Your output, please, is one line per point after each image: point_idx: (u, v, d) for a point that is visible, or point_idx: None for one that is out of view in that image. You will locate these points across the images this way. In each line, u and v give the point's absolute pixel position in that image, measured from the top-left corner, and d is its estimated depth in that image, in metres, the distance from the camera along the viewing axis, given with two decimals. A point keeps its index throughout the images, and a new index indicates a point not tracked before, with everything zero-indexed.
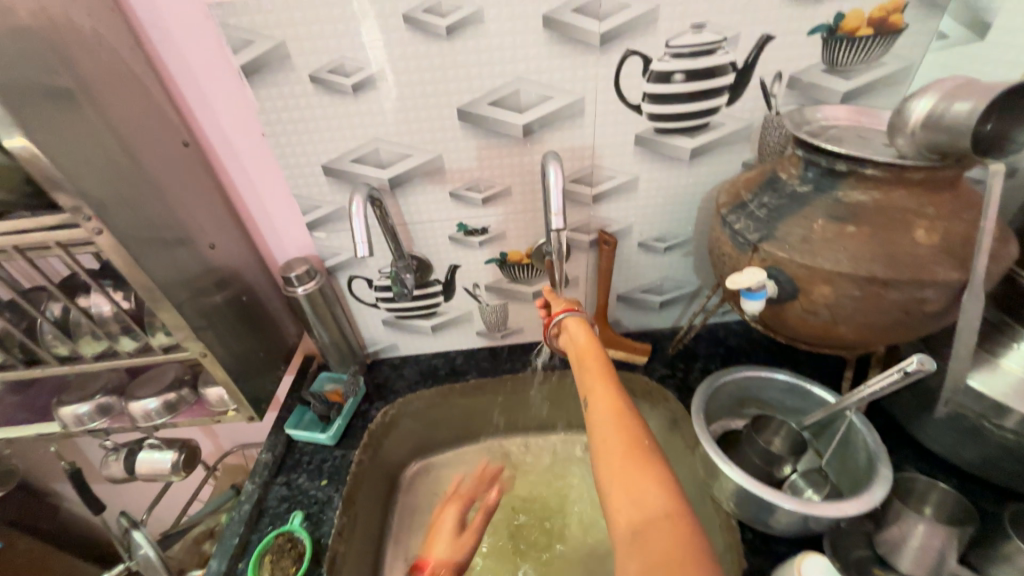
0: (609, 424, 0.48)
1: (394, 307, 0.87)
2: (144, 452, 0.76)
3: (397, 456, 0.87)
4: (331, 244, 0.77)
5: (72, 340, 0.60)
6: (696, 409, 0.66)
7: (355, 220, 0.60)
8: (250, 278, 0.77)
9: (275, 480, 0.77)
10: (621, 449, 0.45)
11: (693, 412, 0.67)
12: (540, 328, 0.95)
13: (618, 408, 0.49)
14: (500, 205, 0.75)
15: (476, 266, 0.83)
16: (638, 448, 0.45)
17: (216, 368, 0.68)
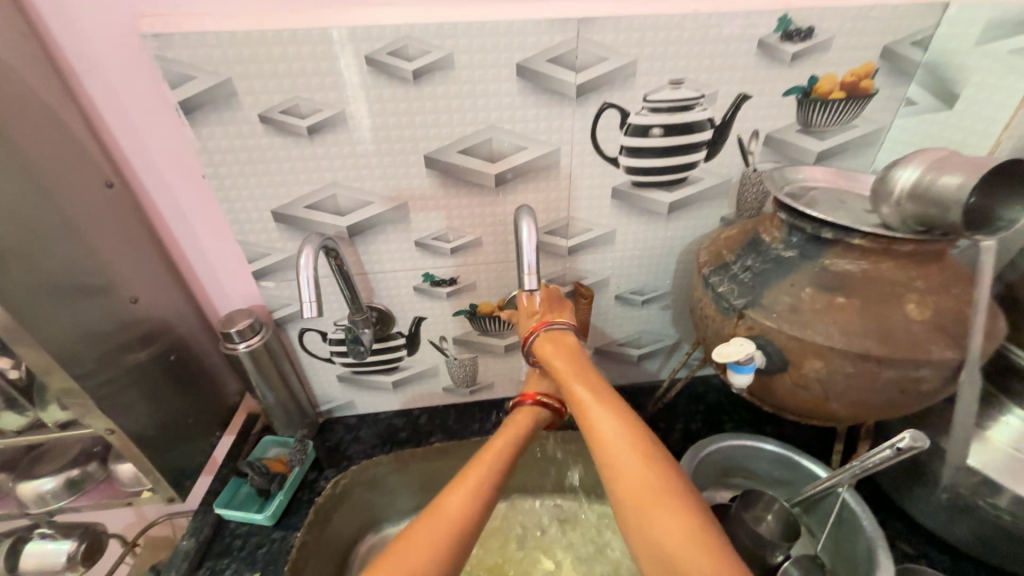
0: (626, 450, 0.44)
1: (351, 363, 0.79)
2: (34, 542, 0.63)
3: (348, 532, 0.76)
4: (280, 295, 0.69)
5: None
6: None
7: (302, 275, 0.53)
8: (183, 332, 0.68)
9: (196, 573, 0.65)
10: (637, 480, 0.41)
11: None
12: (512, 382, 0.88)
13: (633, 435, 0.45)
14: (469, 256, 0.70)
15: (443, 318, 0.77)
16: (653, 475, 0.42)
17: (127, 444, 0.58)
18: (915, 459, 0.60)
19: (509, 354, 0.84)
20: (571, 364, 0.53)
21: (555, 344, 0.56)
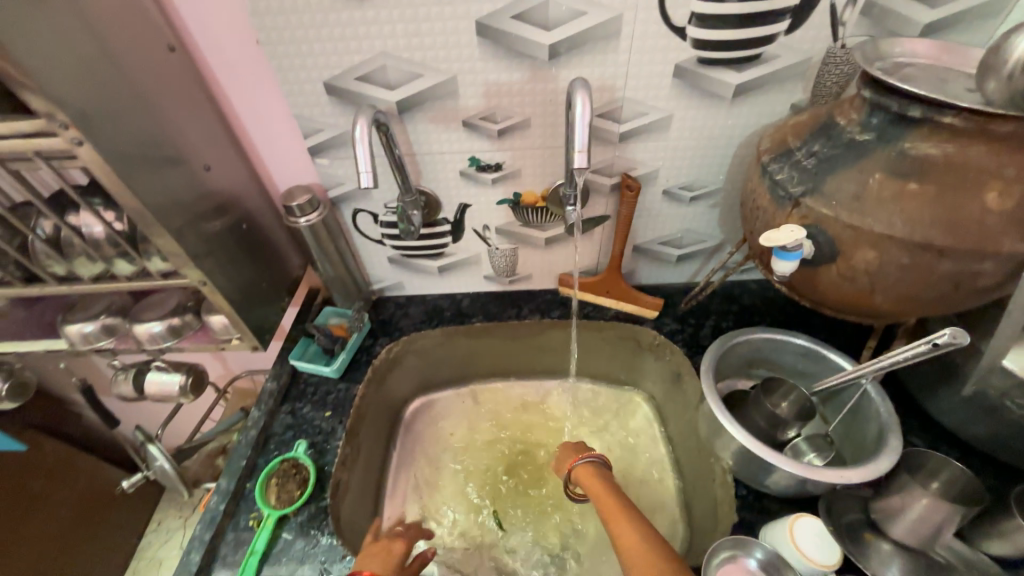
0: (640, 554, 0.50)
1: (400, 245, 0.84)
2: (152, 373, 0.77)
3: (401, 392, 0.90)
4: (334, 173, 0.72)
5: (67, 259, 0.59)
6: (706, 367, 0.65)
7: (358, 145, 0.55)
8: (250, 205, 0.73)
9: (280, 408, 0.77)
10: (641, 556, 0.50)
11: (702, 370, 0.65)
12: (550, 275, 0.92)
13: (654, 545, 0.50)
14: (516, 140, 0.69)
15: (488, 205, 0.78)
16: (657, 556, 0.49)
17: (218, 297, 0.67)
18: (950, 360, 0.61)
19: (549, 246, 0.85)
20: (609, 492, 0.61)
21: (597, 476, 0.65)
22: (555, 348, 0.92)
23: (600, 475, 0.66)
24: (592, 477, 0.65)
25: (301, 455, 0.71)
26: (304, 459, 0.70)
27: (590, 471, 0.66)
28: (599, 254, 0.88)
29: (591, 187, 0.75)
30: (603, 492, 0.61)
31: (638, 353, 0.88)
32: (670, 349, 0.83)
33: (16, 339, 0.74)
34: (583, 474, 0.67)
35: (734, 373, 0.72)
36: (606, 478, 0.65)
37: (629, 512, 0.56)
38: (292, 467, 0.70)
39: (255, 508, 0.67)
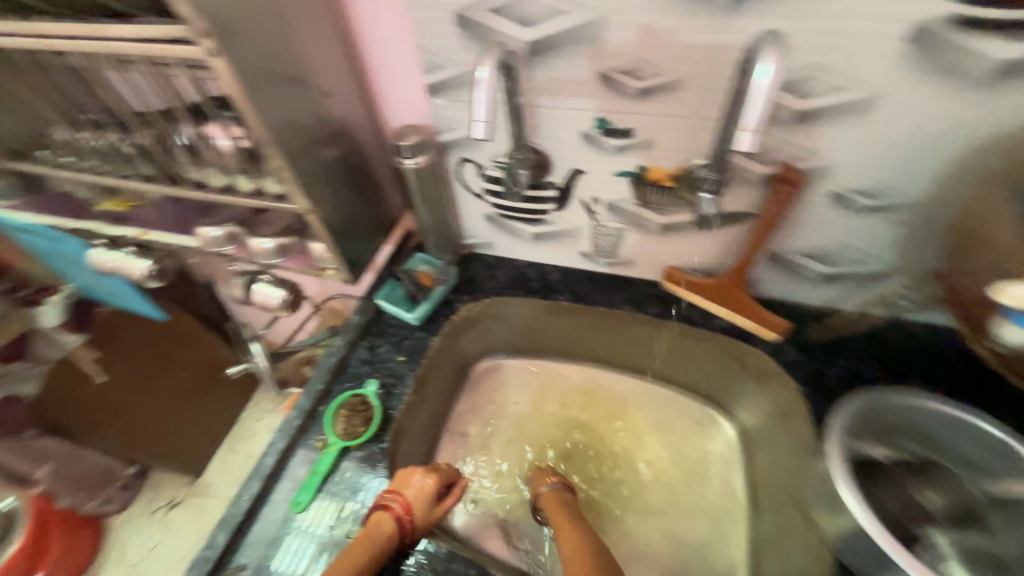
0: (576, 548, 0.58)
1: (500, 204, 0.79)
2: (260, 284, 0.83)
3: (472, 350, 0.88)
4: (447, 116, 0.68)
5: (200, 167, 0.62)
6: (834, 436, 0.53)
7: (480, 90, 0.48)
8: (362, 137, 0.72)
9: (360, 342, 0.80)
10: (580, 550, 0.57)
11: (828, 437, 0.53)
12: (654, 265, 0.81)
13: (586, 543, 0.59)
14: (657, 103, 0.57)
15: (604, 177, 0.68)
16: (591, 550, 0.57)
17: (321, 227, 0.68)
18: None
19: (662, 234, 0.74)
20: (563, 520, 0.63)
21: (554, 496, 0.67)
22: (640, 346, 0.83)
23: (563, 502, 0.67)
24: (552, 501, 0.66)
25: (370, 394, 0.73)
26: (372, 399, 0.72)
27: (553, 498, 0.67)
28: (721, 253, 0.75)
29: (736, 173, 0.62)
30: (560, 521, 0.63)
31: (737, 374, 0.77)
32: (782, 381, 0.70)
33: (162, 230, 0.84)
34: (545, 500, 0.67)
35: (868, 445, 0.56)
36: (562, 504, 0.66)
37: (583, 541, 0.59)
38: (361, 404, 0.73)
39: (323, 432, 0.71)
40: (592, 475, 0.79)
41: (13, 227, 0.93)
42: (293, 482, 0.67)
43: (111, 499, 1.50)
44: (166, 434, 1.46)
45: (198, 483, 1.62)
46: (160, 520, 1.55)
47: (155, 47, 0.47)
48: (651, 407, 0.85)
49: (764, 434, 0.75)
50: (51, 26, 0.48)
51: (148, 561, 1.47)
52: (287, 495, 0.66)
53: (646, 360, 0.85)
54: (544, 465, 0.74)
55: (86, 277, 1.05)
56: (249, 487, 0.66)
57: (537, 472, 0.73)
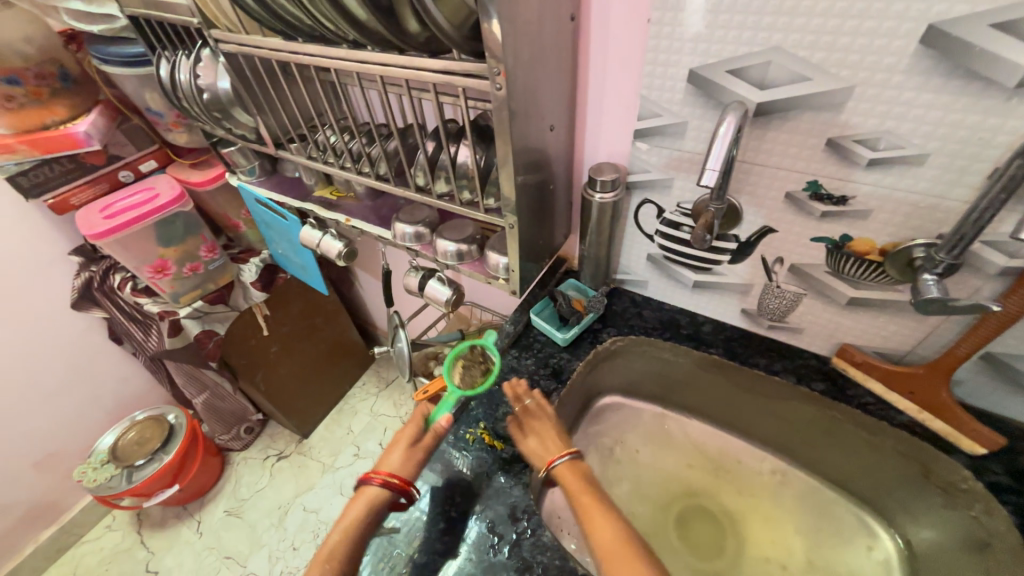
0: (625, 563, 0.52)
1: (669, 246, 0.80)
2: (432, 280, 0.93)
3: (605, 382, 0.91)
4: (646, 159, 0.72)
5: (432, 176, 0.72)
6: None
7: (717, 143, 0.52)
8: (559, 169, 0.79)
9: (509, 350, 0.85)
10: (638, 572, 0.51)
11: None
12: (826, 338, 0.76)
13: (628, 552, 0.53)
14: (889, 176, 0.56)
15: (798, 239, 0.67)
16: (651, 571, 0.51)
17: (513, 242, 0.74)
18: None
19: (848, 308, 0.70)
20: (588, 498, 0.59)
21: (571, 470, 0.63)
22: (790, 420, 0.80)
23: (578, 472, 0.63)
24: (570, 475, 0.62)
25: (488, 347, 0.83)
26: (489, 350, 0.82)
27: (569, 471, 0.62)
28: (916, 341, 0.68)
29: (967, 261, 0.57)
30: (584, 496, 0.60)
31: (916, 481, 0.69)
32: (983, 505, 0.61)
33: (364, 221, 0.99)
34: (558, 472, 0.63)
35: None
36: (580, 473, 0.63)
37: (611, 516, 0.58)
38: (478, 354, 0.83)
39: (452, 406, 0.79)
40: (715, 545, 0.78)
41: (252, 198, 1.17)
42: (443, 463, 0.71)
43: (236, 437, 1.74)
44: (296, 394, 1.71)
45: (305, 443, 1.80)
46: (269, 467, 1.74)
47: (455, 77, 0.55)
48: (784, 489, 0.82)
49: (934, 554, 0.67)
50: (368, 50, 0.60)
51: (254, 500, 1.65)
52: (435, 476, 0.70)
53: (793, 437, 0.81)
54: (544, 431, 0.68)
55: (284, 246, 1.26)
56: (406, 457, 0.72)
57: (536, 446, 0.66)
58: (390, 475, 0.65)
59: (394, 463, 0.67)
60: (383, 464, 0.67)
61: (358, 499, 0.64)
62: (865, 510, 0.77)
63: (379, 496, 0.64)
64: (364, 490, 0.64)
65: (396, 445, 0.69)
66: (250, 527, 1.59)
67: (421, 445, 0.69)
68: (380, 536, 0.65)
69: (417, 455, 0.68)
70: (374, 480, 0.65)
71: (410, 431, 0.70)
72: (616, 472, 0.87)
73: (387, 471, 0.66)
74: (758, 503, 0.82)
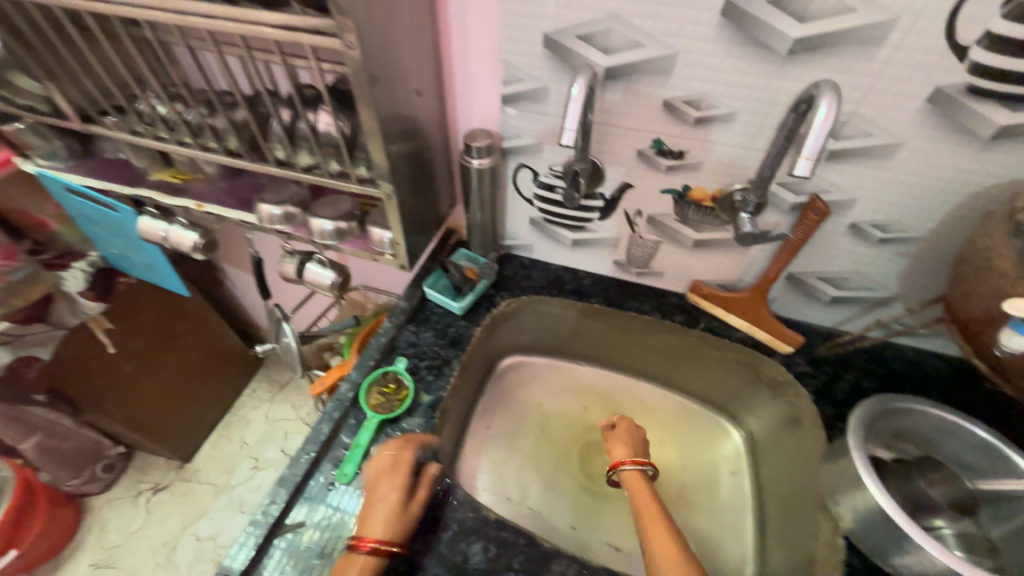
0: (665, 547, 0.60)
1: (547, 208, 0.86)
2: (311, 264, 0.86)
3: (503, 346, 0.96)
4: (516, 124, 0.75)
5: (294, 148, 0.66)
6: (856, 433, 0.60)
7: (572, 104, 0.56)
8: (433, 136, 0.78)
9: (407, 325, 0.83)
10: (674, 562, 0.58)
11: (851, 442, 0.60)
12: (682, 277, 0.89)
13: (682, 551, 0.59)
14: (710, 132, 0.66)
15: (651, 192, 0.76)
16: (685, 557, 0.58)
17: (393, 213, 0.72)
18: None
19: (694, 249, 0.82)
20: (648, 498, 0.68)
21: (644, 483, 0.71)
22: (661, 352, 0.92)
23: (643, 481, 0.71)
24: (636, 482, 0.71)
25: (401, 371, 0.75)
26: (402, 374, 0.74)
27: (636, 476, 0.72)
28: (743, 271, 0.84)
29: (770, 200, 0.71)
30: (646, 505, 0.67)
31: (752, 383, 0.86)
32: (794, 391, 0.79)
33: (220, 205, 0.87)
34: (630, 475, 0.72)
35: (876, 407, 0.62)
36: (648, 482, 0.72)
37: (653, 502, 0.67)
38: (393, 381, 0.74)
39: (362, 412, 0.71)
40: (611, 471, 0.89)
41: (61, 187, 0.94)
42: (345, 447, 0.68)
43: (92, 479, 1.43)
44: (167, 414, 1.46)
45: (188, 467, 1.57)
46: (144, 503, 1.49)
47: (300, 33, 0.51)
48: (660, 410, 0.96)
49: (769, 439, 0.84)
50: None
51: (130, 545, 1.41)
52: (334, 463, 0.66)
53: (664, 365, 0.95)
54: (629, 435, 0.77)
55: (118, 243, 1.05)
56: (309, 442, 0.67)
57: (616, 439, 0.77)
58: (383, 542, 0.55)
59: (384, 525, 0.56)
60: (367, 523, 0.56)
61: (343, 572, 0.53)
62: (722, 417, 0.94)
63: (371, 560, 0.54)
64: (353, 560, 0.54)
65: (380, 502, 0.57)
66: (131, 574, 1.36)
67: (415, 504, 0.58)
68: (284, 534, 0.61)
69: (408, 513, 0.58)
70: (362, 543, 0.54)
71: (399, 488, 0.58)
72: (521, 426, 0.94)
73: (378, 531, 0.55)
74: (642, 426, 0.95)
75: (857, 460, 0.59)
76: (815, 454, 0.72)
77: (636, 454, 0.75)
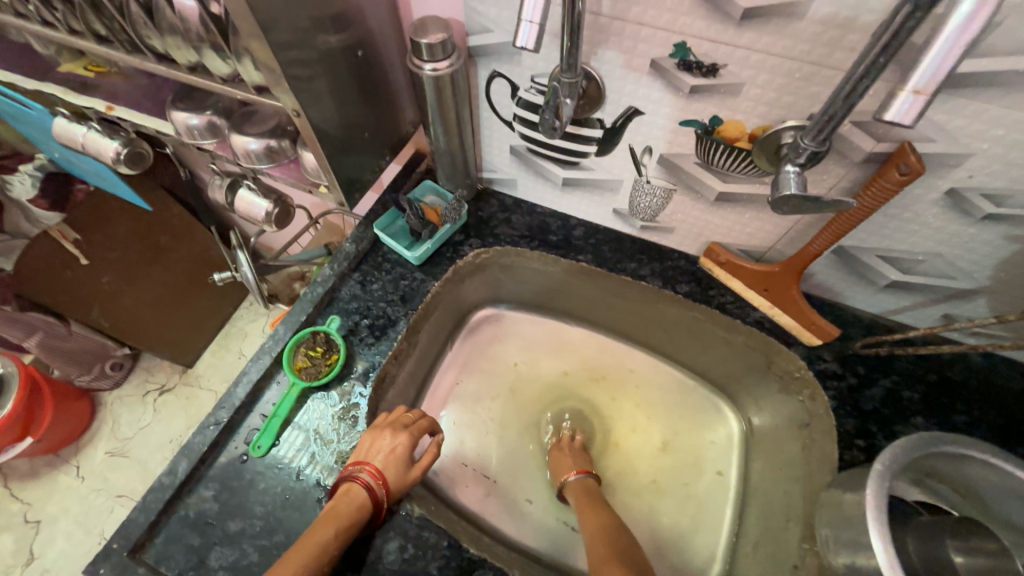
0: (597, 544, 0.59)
1: (530, 136, 0.66)
2: (244, 189, 0.73)
3: (473, 297, 0.82)
4: (484, 11, 0.54)
5: (159, 35, 0.49)
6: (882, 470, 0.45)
7: None
8: (376, 25, 0.58)
9: (351, 275, 0.70)
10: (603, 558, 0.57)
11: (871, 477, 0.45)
12: (696, 237, 0.70)
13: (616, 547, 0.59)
14: (762, 34, 0.44)
15: (666, 122, 0.55)
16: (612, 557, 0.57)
17: (310, 133, 0.56)
18: None
19: (716, 204, 0.63)
20: (598, 511, 0.65)
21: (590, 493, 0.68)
22: (659, 321, 0.77)
23: (589, 493, 0.68)
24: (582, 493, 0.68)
25: (333, 332, 0.64)
26: (335, 336, 0.64)
27: (581, 489, 0.68)
28: (777, 238, 0.64)
29: (835, 146, 0.49)
30: (591, 516, 0.64)
31: (763, 371, 0.70)
32: (811, 391, 0.64)
33: (132, 108, 0.71)
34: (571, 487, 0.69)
35: (914, 449, 0.46)
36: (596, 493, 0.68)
37: (599, 511, 0.65)
38: (324, 342, 0.64)
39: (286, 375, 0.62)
40: None
41: None
42: (262, 417, 0.60)
43: (101, 376, 1.49)
44: (163, 325, 1.45)
45: (190, 374, 1.61)
46: (151, 402, 1.57)
47: None
48: (651, 385, 0.81)
49: (771, 437, 0.71)
50: None
51: (139, 438, 1.52)
52: (250, 433, 0.59)
53: (662, 336, 0.79)
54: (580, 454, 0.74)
55: (56, 148, 0.93)
56: (223, 408, 0.59)
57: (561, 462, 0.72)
58: (380, 483, 0.52)
59: (389, 469, 0.53)
60: (370, 458, 0.53)
61: (342, 497, 0.51)
62: (722, 400, 0.79)
63: (367, 503, 0.51)
64: (351, 488, 0.51)
65: (388, 445, 0.55)
66: (140, 464, 1.48)
67: (419, 467, 0.56)
68: (186, 508, 0.55)
69: (410, 474, 0.55)
70: (361, 479, 0.51)
71: (407, 440, 0.56)
72: (489, 386, 0.81)
73: (377, 470, 0.52)
74: (627, 400, 0.80)
75: (867, 496, 0.44)
76: (822, 472, 0.59)
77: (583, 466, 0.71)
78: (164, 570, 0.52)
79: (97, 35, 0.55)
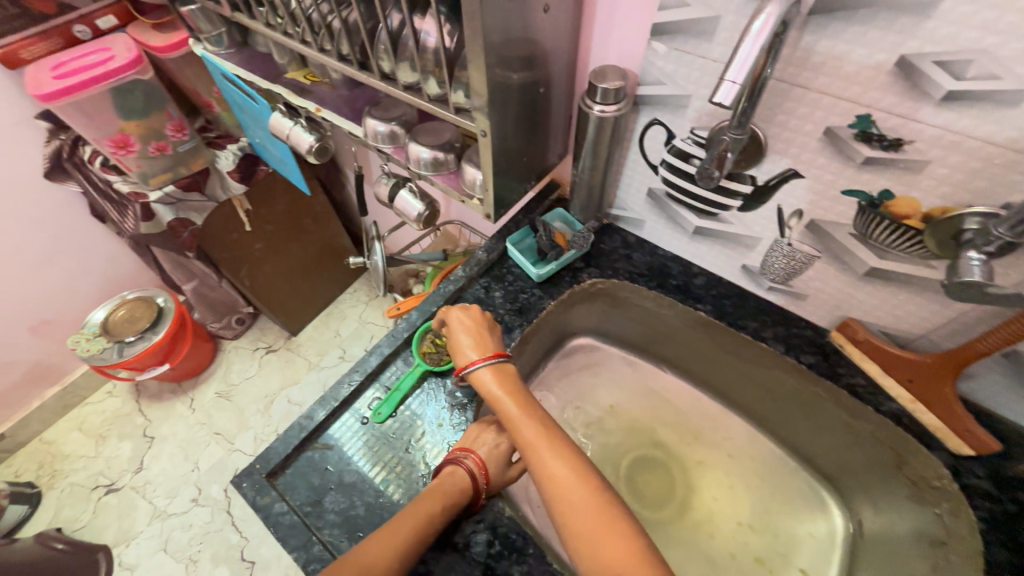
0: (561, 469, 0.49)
1: (673, 181, 0.69)
2: (404, 190, 0.83)
3: (577, 323, 0.84)
4: (662, 67, 0.59)
5: (396, 59, 0.60)
6: None
7: (748, 43, 0.40)
8: (557, 69, 0.66)
9: (478, 280, 0.77)
10: (586, 514, 0.46)
11: None
12: (830, 310, 0.67)
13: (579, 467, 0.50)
14: (963, 117, 0.44)
15: (829, 188, 0.55)
16: (600, 507, 0.47)
17: (486, 151, 0.64)
18: None
19: (864, 279, 0.60)
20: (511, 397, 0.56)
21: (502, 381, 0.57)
22: (768, 389, 0.73)
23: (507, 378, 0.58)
24: (494, 381, 0.57)
25: None
26: None
27: (494, 376, 0.57)
28: (931, 327, 0.60)
29: None
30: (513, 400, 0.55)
31: (888, 470, 0.64)
32: (950, 505, 0.57)
33: (335, 112, 0.87)
34: (480, 376, 0.57)
35: None
36: (507, 379, 0.57)
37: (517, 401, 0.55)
38: None
39: (411, 356, 0.69)
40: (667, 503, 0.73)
41: (219, 73, 1.01)
42: (385, 388, 0.67)
43: (228, 326, 1.72)
44: (285, 292, 1.67)
45: (293, 341, 1.81)
46: (258, 358, 1.78)
47: None
48: (747, 455, 0.77)
49: (883, 545, 0.63)
50: None
51: (243, 387, 1.72)
52: (373, 399, 0.66)
53: (767, 405, 0.75)
54: (470, 334, 0.61)
55: (260, 134, 1.13)
56: (358, 371, 0.67)
57: (461, 347, 0.60)
58: (483, 473, 0.55)
59: (492, 462, 0.56)
60: (476, 448, 0.57)
61: (445, 477, 0.55)
62: (825, 491, 0.72)
63: (469, 488, 0.54)
64: (454, 471, 0.55)
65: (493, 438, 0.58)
66: (238, 410, 1.67)
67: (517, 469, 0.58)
68: (313, 450, 0.62)
69: (509, 474, 0.58)
70: (466, 465, 0.55)
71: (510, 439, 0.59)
72: (572, 413, 0.81)
73: (481, 460, 0.55)
74: (716, 466, 0.76)
75: None
76: None
77: (487, 349, 0.60)
78: (288, 499, 0.59)
79: (339, 53, 0.68)
